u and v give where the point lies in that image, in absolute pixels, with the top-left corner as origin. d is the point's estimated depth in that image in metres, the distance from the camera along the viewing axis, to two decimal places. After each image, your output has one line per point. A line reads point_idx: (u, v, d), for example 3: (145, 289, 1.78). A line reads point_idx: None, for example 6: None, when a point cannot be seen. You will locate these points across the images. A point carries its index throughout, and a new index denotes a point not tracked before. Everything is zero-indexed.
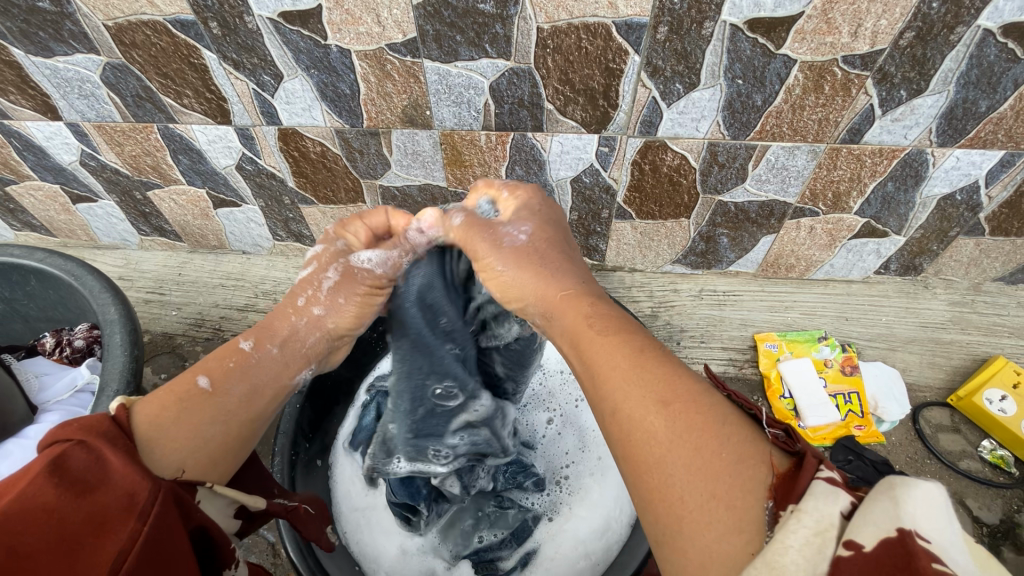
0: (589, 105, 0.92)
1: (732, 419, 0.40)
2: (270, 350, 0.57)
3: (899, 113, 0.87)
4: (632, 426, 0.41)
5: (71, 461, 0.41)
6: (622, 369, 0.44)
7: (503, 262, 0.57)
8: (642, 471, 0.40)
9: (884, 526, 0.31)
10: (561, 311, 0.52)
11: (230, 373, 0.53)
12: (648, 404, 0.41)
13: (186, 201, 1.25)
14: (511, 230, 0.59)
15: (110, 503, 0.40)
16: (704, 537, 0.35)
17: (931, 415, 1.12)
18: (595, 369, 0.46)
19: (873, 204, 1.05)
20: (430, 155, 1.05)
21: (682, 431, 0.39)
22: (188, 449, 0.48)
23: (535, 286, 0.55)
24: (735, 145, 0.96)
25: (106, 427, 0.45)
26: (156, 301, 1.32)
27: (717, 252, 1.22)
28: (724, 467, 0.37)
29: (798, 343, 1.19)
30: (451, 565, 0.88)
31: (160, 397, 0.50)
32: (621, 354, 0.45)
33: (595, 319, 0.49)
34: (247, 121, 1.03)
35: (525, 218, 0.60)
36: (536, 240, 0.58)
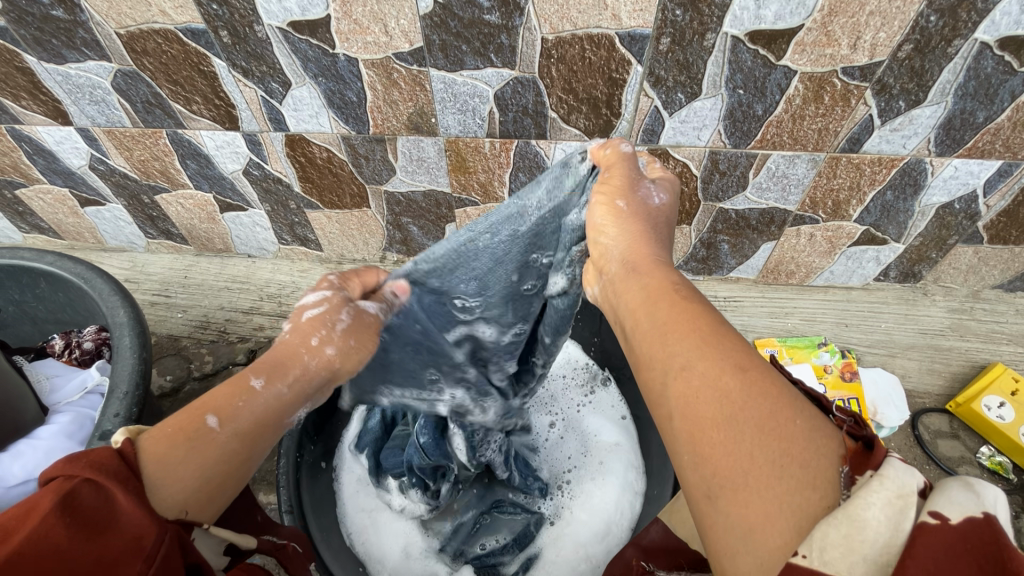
0: (592, 113, 0.94)
1: (804, 399, 0.39)
2: (279, 391, 0.54)
3: (898, 122, 0.89)
4: (701, 383, 0.40)
5: (81, 499, 0.40)
6: (699, 330, 0.43)
7: (630, 203, 0.57)
8: (706, 427, 0.38)
9: (969, 504, 0.29)
10: (647, 273, 0.52)
11: (241, 416, 0.50)
12: (724, 365, 0.40)
13: (193, 204, 1.26)
14: (650, 191, 0.61)
15: (120, 547, 0.40)
16: (776, 494, 0.34)
17: (930, 421, 1.13)
18: (666, 327, 0.45)
19: (873, 212, 1.06)
20: (435, 161, 1.07)
21: (754, 396, 0.38)
22: (193, 488, 0.46)
23: (632, 229, 0.56)
24: (735, 153, 0.97)
25: (116, 464, 0.43)
26: (161, 303, 1.34)
27: (718, 258, 1.23)
28: (798, 432, 0.36)
29: (798, 349, 1.20)
30: (453, 570, 0.88)
31: (165, 432, 0.46)
32: (704, 319, 0.44)
33: (682, 288, 0.49)
34: (255, 127, 1.04)
35: (664, 188, 0.62)
36: (660, 212, 0.60)
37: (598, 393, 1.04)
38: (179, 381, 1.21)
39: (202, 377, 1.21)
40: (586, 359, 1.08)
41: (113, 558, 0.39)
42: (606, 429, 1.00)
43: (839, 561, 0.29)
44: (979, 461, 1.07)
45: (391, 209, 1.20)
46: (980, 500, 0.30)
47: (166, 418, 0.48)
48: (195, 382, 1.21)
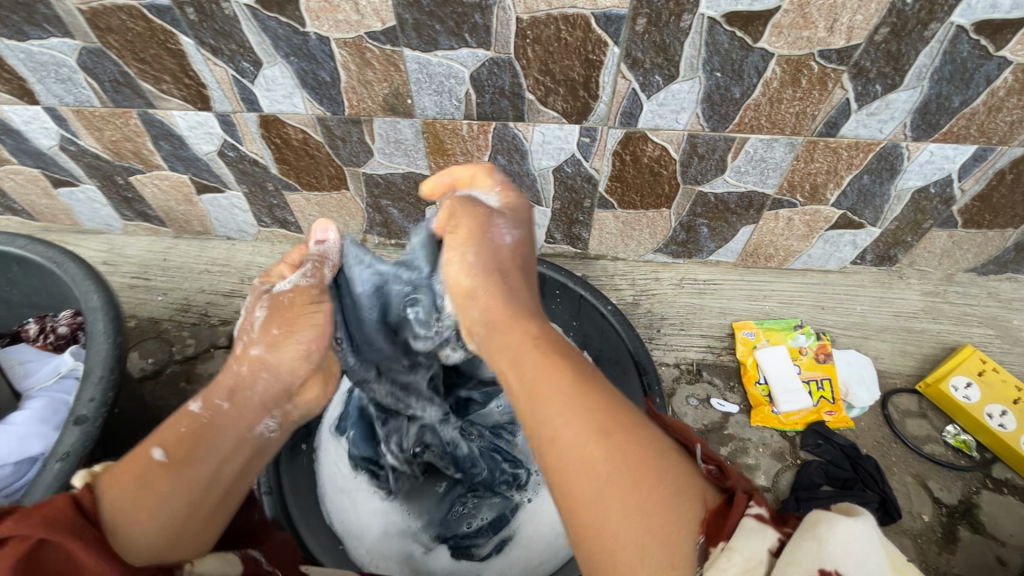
0: (570, 96, 0.92)
1: (668, 454, 0.45)
2: (219, 404, 0.61)
3: (875, 107, 0.88)
4: (577, 443, 0.45)
5: (41, 560, 0.47)
6: (567, 392, 0.49)
7: (473, 251, 0.67)
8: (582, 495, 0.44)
9: (809, 566, 0.37)
10: (509, 329, 0.59)
11: (182, 442, 0.57)
12: (591, 434, 0.45)
13: (169, 185, 1.24)
14: (497, 233, 0.70)
15: None
16: (641, 553, 0.40)
17: (900, 401, 1.16)
18: (537, 395, 0.51)
19: (849, 196, 1.06)
20: (412, 143, 1.05)
21: (612, 468, 0.43)
22: (155, 529, 0.53)
23: (490, 286, 0.65)
24: (714, 137, 0.97)
25: (70, 517, 0.50)
26: (141, 286, 1.35)
27: (698, 241, 1.24)
28: (658, 499, 0.42)
29: (775, 331, 1.22)
30: (431, 546, 0.93)
31: (120, 479, 0.54)
32: (567, 380, 0.50)
33: (541, 342, 0.56)
34: (227, 108, 1.02)
35: (511, 222, 0.72)
36: (514, 247, 0.70)
37: None
38: (161, 364, 1.24)
39: (183, 359, 1.25)
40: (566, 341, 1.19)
41: None
42: None
43: None
44: (945, 439, 1.11)
45: (370, 191, 1.19)
46: (817, 561, 0.37)
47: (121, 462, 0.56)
48: (178, 364, 1.24)
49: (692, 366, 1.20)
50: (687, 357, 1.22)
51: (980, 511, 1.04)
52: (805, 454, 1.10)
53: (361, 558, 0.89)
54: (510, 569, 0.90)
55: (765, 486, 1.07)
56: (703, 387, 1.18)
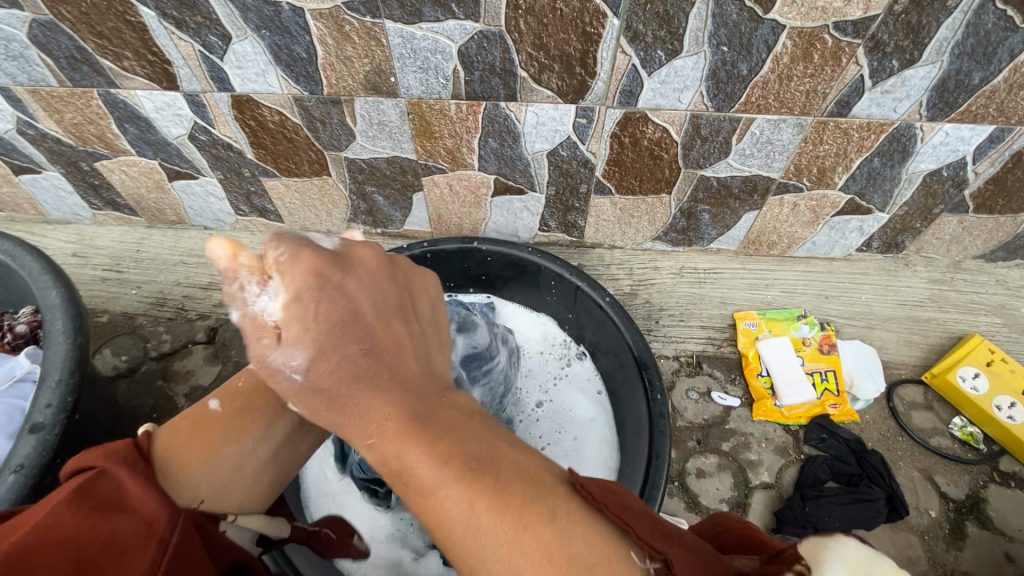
0: (566, 73, 0.86)
1: (610, 555, 0.36)
2: (280, 354, 0.67)
3: (890, 84, 0.83)
4: (476, 566, 0.37)
5: (98, 485, 0.47)
6: (446, 504, 0.38)
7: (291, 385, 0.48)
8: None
9: None
10: (375, 454, 0.43)
11: (240, 396, 0.63)
12: (512, 571, 0.35)
13: (138, 172, 1.16)
14: (285, 364, 0.48)
15: (131, 530, 0.46)
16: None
17: (906, 393, 1.12)
18: (420, 507, 0.40)
19: (858, 180, 1.01)
20: (397, 125, 0.99)
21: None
22: (205, 474, 0.56)
23: (345, 374, 0.46)
24: (718, 117, 0.91)
25: (126, 452, 0.51)
26: (114, 279, 1.28)
27: (698, 229, 1.18)
28: None
29: (778, 321, 1.18)
30: (420, 554, 0.91)
31: (179, 428, 0.59)
32: (452, 504, 0.38)
33: (404, 462, 0.41)
34: (196, 87, 0.95)
35: (294, 326, 0.48)
36: (319, 364, 0.47)
37: (574, 367, 1.13)
38: (135, 361, 1.18)
39: (160, 357, 1.18)
40: (563, 335, 1.17)
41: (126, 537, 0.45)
42: (580, 404, 1.08)
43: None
44: (952, 432, 1.08)
45: (353, 177, 1.12)
46: None
47: (178, 417, 0.61)
48: (153, 362, 1.17)
49: (692, 359, 1.16)
50: (687, 349, 1.17)
51: (987, 506, 1.01)
52: (809, 449, 1.06)
53: (349, 567, 0.87)
54: None
55: (768, 482, 1.04)
56: (704, 380, 1.14)
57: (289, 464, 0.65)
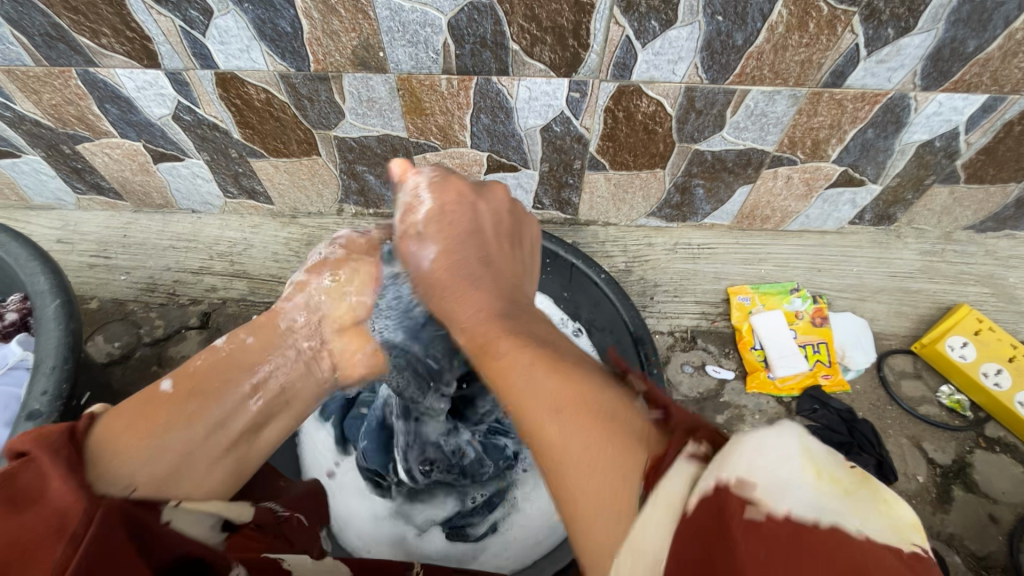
0: (558, 45, 0.84)
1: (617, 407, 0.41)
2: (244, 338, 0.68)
3: (885, 53, 0.82)
4: (542, 405, 0.42)
5: (18, 479, 0.44)
6: (532, 367, 0.46)
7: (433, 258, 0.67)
8: (552, 459, 0.40)
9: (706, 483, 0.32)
10: (482, 327, 0.55)
11: (197, 375, 0.62)
12: (543, 409, 0.42)
13: (122, 154, 1.13)
14: (420, 254, 0.67)
15: (39, 522, 0.41)
16: (602, 507, 0.36)
17: (895, 362, 1.15)
18: (499, 372, 0.49)
19: (852, 152, 1.01)
20: (387, 102, 0.97)
21: (572, 419, 0.40)
22: (139, 465, 0.52)
23: (451, 275, 0.64)
24: (713, 90, 0.90)
25: (59, 439, 0.49)
26: (102, 265, 1.26)
27: (693, 204, 1.18)
28: (611, 450, 0.38)
29: (771, 295, 1.19)
30: (420, 532, 0.93)
31: (126, 412, 0.56)
32: (538, 365, 0.46)
33: (519, 335, 0.52)
34: (178, 65, 0.92)
35: (431, 239, 0.68)
36: (436, 268, 0.66)
37: None
38: (129, 347, 1.17)
39: (154, 342, 1.18)
40: None
41: (31, 531, 0.41)
42: None
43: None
44: (940, 400, 1.11)
45: (343, 156, 1.10)
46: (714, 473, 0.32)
47: (128, 401, 0.58)
48: (147, 348, 1.17)
49: (686, 334, 1.17)
50: (681, 325, 1.18)
51: (972, 470, 1.04)
52: (801, 419, 1.09)
53: (352, 544, 0.92)
54: (505, 547, 0.92)
55: None
56: (698, 355, 1.16)
57: (247, 456, 0.61)
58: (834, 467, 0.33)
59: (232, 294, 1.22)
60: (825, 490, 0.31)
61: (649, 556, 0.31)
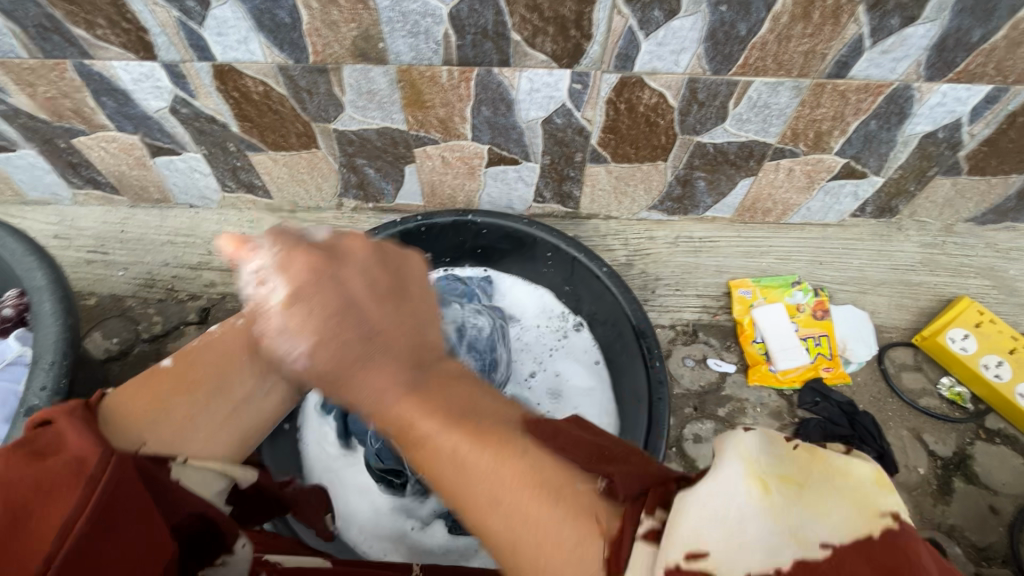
0: (560, 36, 0.83)
1: (563, 481, 0.43)
2: (234, 324, 0.66)
3: (889, 43, 0.82)
4: (483, 497, 0.42)
5: (38, 438, 0.47)
6: (460, 454, 0.44)
7: (309, 351, 0.51)
8: (505, 545, 0.41)
9: (681, 546, 0.35)
10: (399, 408, 0.47)
11: (191, 360, 0.62)
12: (487, 500, 0.42)
13: (118, 148, 1.12)
14: (290, 348, 0.51)
15: (59, 464, 0.44)
16: None
17: (896, 355, 1.15)
18: (429, 460, 0.45)
19: (854, 144, 1.00)
20: (387, 94, 0.96)
21: (522, 512, 0.41)
22: (149, 426, 0.55)
23: (348, 360, 0.49)
24: (715, 81, 0.89)
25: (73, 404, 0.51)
26: (99, 261, 1.25)
27: (694, 197, 1.17)
28: (564, 533, 0.39)
29: (772, 288, 1.19)
30: (423, 526, 0.93)
31: (131, 386, 0.58)
32: (469, 451, 0.44)
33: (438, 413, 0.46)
34: (175, 57, 0.91)
35: (302, 330, 0.51)
36: (317, 363, 0.50)
37: (571, 338, 1.13)
38: (127, 344, 1.17)
39: (152, 338, 1.17)
40: (559, 307, 1.16)
41: (53, 471, 0.44)
42: (578, 375, 1.10)
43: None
44: (941, 392, 1.11)
45: (342, 149, 1.09)
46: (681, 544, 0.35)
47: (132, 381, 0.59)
48: (146, 344, 1.16)
49: (687, 327, 1.17)
50: (683, 318, 1.18)
51: (973, 462, 1.05)
52: (803, 412, 1.09)
53: (355, 539, 0.92)
54: None
55: None
56: (700, 348, 1.16)
57: (252, 423, 0.63)
58: (779, 467, 0.38)
59: (231, 290, 1.22)
60: (773, 500, 0.36)
61: None
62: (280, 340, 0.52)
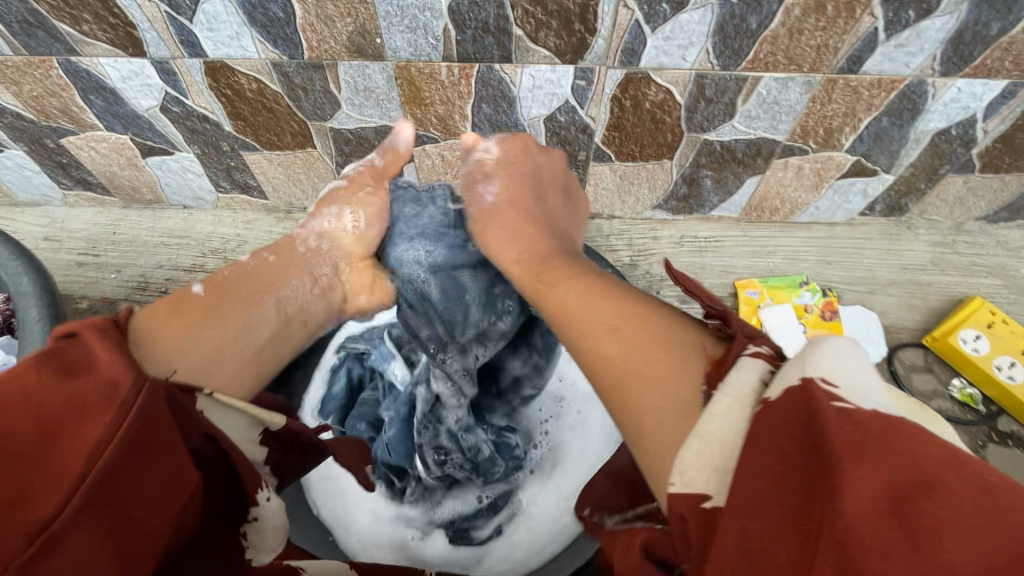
0: (564, 30, 0.80)
1: (677, 326, 0.46)
2: (265, 256, 0.70)
3: (904, 37, 0.79)
4: (601, 323, 0.48)
5: (65, 350, 0.41)
6: (587, 294, 0.52)
7: (494, 201, 0.71)
8: (610, 365, 0.45)
9: (791, 378, 0.36)
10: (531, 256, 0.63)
11: (222, 285, 0.63)
12: (602, 334, 0.47)
13: (108, 148, 1.09)
14: (483, 189, 0.73)
15: (89, 388, 0.39)
16: (660, 407, 0.41)
17: (906, 356, 1.13)
18: (556, 300, 0.54)
19: (865, 141, 0.98)
20: (385, 92, 0.93)
21: (632, 339, 0.45)
22: (180, 350, 0.52)
23: (516, 209, 0.70)
24: (724, 76, 0.87)
25: (101, 317, 0.46)
26: (91, 263, 1.22)
27: (700, 195, 1.15)
28: (672, 359, 0.43)
29: (780, 289, 1.17)
30: (423, 535, 0.91)
31: (161, 310, 0.55)
32: (591, 297, 0.51)
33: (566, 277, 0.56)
34: (165, 53, 0.87)
35: (495, 179, 0.74)
36: (498, 201, 0.71)
37: None
38: None
39: None
40: None
41: (82, 396, 0.38)
42: None
43: (698, 479, 0.36)
44: (952, 394, 1.09)
45: (339, 148, 1.06)
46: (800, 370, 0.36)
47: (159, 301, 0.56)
48: None
49: None
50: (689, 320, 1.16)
51: None
52: None
53: (353, 548, 0.88)
54: (512, 550, 0.90)
55: None
56: None
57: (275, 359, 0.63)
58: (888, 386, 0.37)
59: None
60: (901, 405, 0.36)
61: (717, 439, 0.36)
62: (478, 186, 0.73)
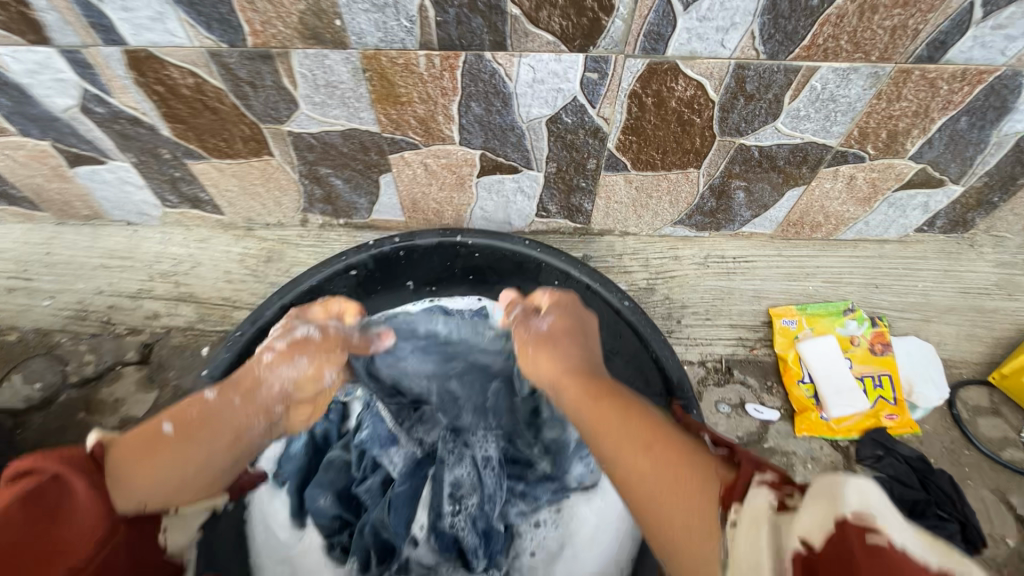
0: (572, 7, 0.63)
1: (694, 445, 0.46)
2: (231, 399, 0.57)
3: (1006, 15, 0.62)
4: (637, 442, 0.47)
5: (48, 491, 0.47)
6: (622, 409, 0.51)
7: (546, 328, 0.63)
8: (642, 489, 0.45)
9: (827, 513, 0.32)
10: (573, 380, 0.56)
11: (189, 419, 0.54)
12: (635, 449, 0.46)
13: (27, 156, 0.92)
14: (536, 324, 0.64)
15: (74, 531, 0.48)
16: (689, 531, 0.40)
17: (968, 397, 0.96)
18: (596, 416, 0.51)
19: (935, 146, 0.81)
20: (351, 88, 0.76)
21: (660, 456, 0.45)
22: (151, 489, 0.52)
23: (569, 337, 0.62)
24: (770, 67, 0.69)
25: (83, 459, 0.50)
26: (21, 289, 1.05)
27: (730, 210, 0.98)
28: (696, 475, 0.43)
29: (821, 317, 1.00)
30: None
31: (131, 441, 0.53)
32: (618, 412, 0.50)
33: (599, 391, 0.54)
34: (74, 40, 0.70)
35: (551, 312, 0.66)
36: (553, 329, 0.63)
37: None
38: (52, 390, 0.95)
39: (82, 384, 0.96)
40: None
41: (69, 541, 0.48)
42: None
43: None
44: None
45: (302, 156, 0.89)
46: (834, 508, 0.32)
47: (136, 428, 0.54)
48: (73, 390, 0.96)
49: (720, 364, 0.97)
50: (714, 353, 0.98)
51: None
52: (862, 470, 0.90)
53: None
54: None
55: None
56: (736, 390, 0.96)
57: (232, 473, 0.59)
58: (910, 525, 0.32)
59: (178, 322, 1.02)
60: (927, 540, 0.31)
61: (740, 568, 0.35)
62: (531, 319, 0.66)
